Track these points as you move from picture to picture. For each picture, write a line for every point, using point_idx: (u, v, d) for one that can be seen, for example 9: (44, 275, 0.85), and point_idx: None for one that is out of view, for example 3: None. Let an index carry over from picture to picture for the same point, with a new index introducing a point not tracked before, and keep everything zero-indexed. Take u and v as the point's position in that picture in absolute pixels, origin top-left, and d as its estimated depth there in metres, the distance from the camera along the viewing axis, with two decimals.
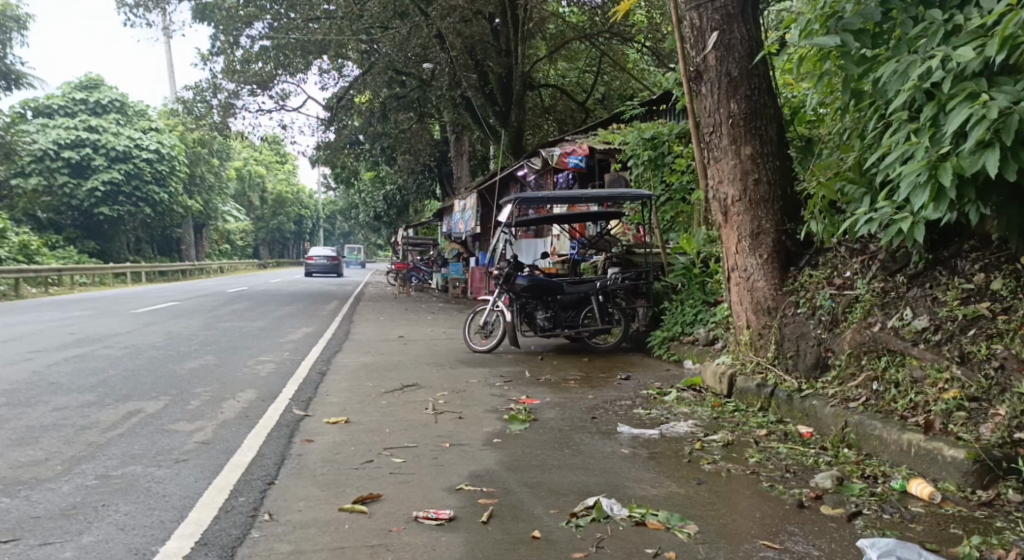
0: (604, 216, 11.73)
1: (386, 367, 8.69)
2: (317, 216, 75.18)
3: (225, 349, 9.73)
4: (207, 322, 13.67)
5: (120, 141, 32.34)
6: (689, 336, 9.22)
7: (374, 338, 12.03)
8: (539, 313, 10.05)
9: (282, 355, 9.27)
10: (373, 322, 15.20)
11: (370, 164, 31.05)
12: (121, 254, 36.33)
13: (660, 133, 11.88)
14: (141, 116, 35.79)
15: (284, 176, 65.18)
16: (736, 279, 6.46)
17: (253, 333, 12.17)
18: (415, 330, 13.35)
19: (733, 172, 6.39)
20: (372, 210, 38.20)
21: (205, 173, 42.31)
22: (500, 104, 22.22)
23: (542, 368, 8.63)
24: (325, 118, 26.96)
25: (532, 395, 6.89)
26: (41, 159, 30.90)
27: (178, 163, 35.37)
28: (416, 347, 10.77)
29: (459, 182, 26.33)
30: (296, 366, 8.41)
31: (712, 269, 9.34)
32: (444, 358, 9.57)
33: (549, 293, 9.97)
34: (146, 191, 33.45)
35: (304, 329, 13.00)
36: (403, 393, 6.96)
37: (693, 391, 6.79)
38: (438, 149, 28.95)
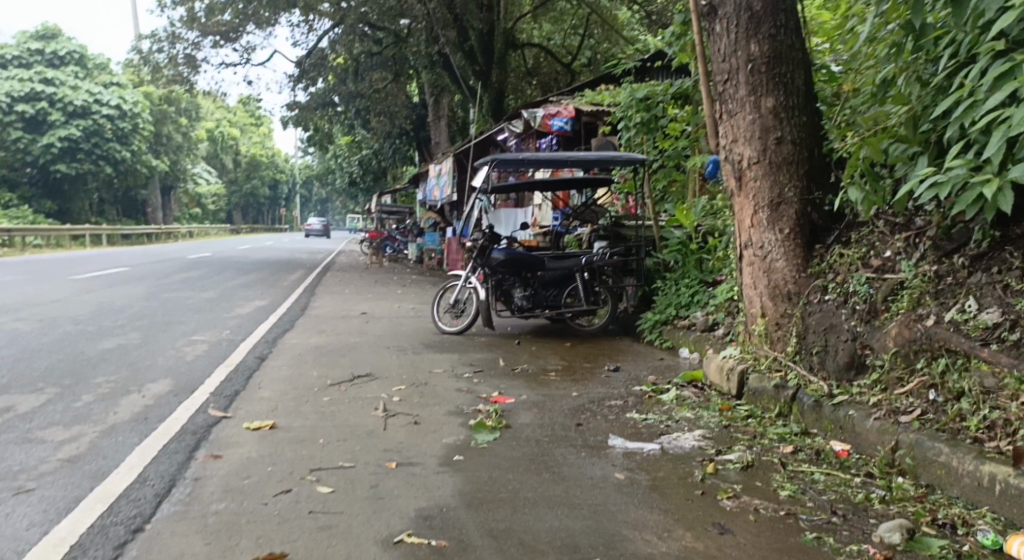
0: (591, 184, 10.66)
1: (337, 350, 7.66)
2: (293, 181, 73.40)
3: (155, 325, 8.64)
4: (150, 292, 12.49)
5: (79, 95, 30.60)
6: (684, 320, 8.20)
7: (333, 314, 10.98)
8: (516, 291, 9.03)
9: (219, 334, 8.20)
10: (336, 294, 14.13)
11: (345, 127, 29.66)
12: (82, 215, 34.77)
13: (654, 93, 10.78)
14: (102, 70, 34.01)
15: (260, 139, 63.30)
16: (750, 258, 5.41)
17: (198, 305, 11.07)
18: (380, 305, 12.30)
19: (750, 128, 5.32)
20: (347, 176, 36.87)
21: (173, 133, 40.54)
22: (481, 65, 20.99)
23: (517, 354, 7.62)
24: (295, 76, 25.53)
25: (505, 391, 5.87)
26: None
27: (142, 121, 33.70)
28: (377, 326, 9.73)
29: (437, 148, 25.12)
30: (232, 348, 7.36)
31: (712, 245, 8.33)
32: (407, 340, 8.54)
33: (529, 268, 8.94)
34: (107, 149, 31.79)
35: (257, 302, 11.88)
36: (351, 386, 5.92)
37: (695, 389, 5.79)
38: (415, 112, 27.62)
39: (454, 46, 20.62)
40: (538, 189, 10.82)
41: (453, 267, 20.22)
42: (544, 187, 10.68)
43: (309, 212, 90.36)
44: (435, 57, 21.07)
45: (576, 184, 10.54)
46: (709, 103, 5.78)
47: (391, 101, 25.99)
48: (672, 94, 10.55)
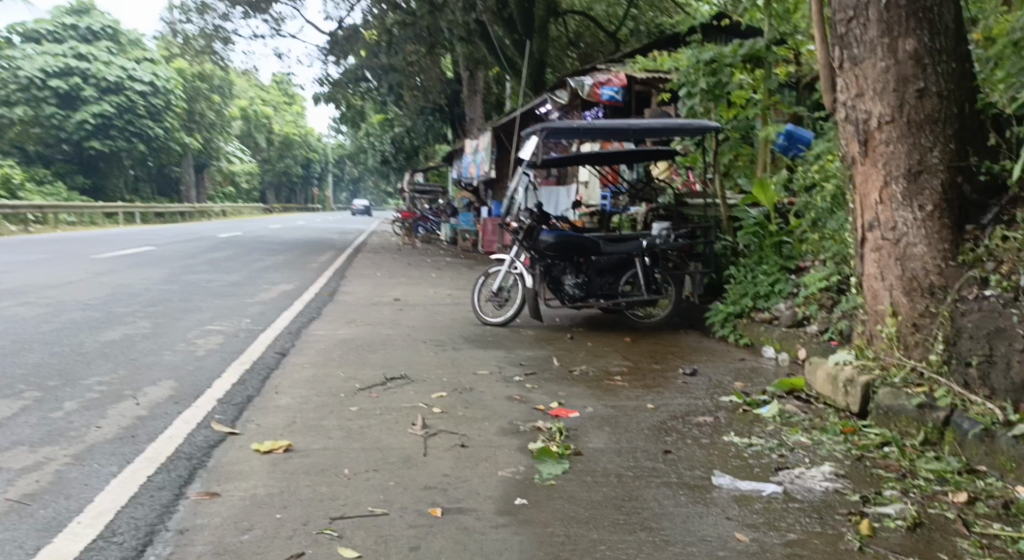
0: (651, 156, 9.52)
1: (369, 344, 6.76)
2: (326, 161, 72.99)
3: (169, 312, 7.82)
4: (172, 273, 11.69)
5: (111, 71, 30.04)
6: (763, 313, 7.17)
7: (364, 300, 10.09)
8: (568, 278, 8.06)
9: (237, 323, 7.34)
10: (368, 278, 13.25)
11: (378, 104, 28.75)
12: (116, 192, 34.41)
13: (721, 54, 9.61)
14: (136, 46, 33.49)
15: (293, 118, 62.80)
16: (877, 241, 4.38)
17: (220, 288, 10.26)
18: (414, 290, 11.39)
19: (882, 78, 4.29)
20: (379, 155, 36.03)
21: (206, 111, 39.96)
22: (520, 35, 19.90)
23: (572, 350, 6.64)
24: (327, 49, 24.65)
25: (568, 401, 4.90)
26: (27, 87, 28.73)
27: (174, 97, 33.09)
28: (411, 315, 8.82)
29: (472, 125, 24.11)
30: (250, 341, 6.47)
31: (794, 226, 7.31)
32: (446, 332, 7.62)
33: (582, 252, 7.97)
34: (140, 126, 31.27)
35: (283, 286, 11.04)
36: (385, 393, 4.99)
37: (798, 400, 4.79)
38: (449, 88, 26.62)
39: (493, 14, 19.53)
40: (589, 163, 9.72)
41: (489, 249, 19.39)
42: (592, 161, 9.63)
43: (341, 192, 89.96)
44: (473, 26, 20.01)
45: (628, 158, 9.46)
46: (824, 51, 4.75)
47: (425, 75, 25.00)
48: (741, 57, 9.41)
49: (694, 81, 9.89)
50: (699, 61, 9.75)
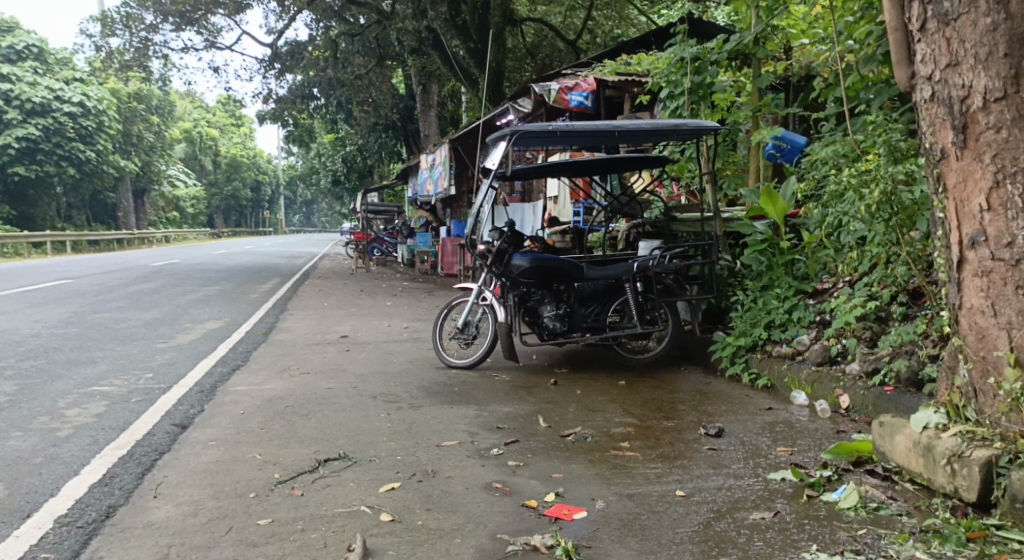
0: (637, 165, 8.35)
1: (301, 405, 5.45)
2: (277, 182, 70.78)
3: (54, 371, 6.44)
4: (80, 314, 10.16)
5: (37, 92, 27.98)
6: (779, 345, 6.02)
7: (304, 340, 8.74)
8: (546, 309, 6.93)
9: (135, 382, 6.00)
10: (312, 309, 11.87)
11: (328, 121, 27.25)
12: (46, 221, 32.23)
13: (705, 51, 8.58)
14: (65, 65, 31.38)
15: (240, 139, 60.59)
16: (986, 262, 3.23)
17: (133, 331, 8.84)
18: (363, 324, 10.04)
19: (986, 41, 3.18)
20: (330, 174, 34.45)
21: (145, 132, 37.88)
22: (475, 42, 18.71)
23: (558, 403, 5.39)
24: (267, 62, 23.18)
25: (566, 490, 3.65)
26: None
27: (108, 119, 31.12)
28: (358, 357, 7.50)
29: (427, 141, 22.81)
30: (142, 408, 5.16)
31: (809, 240, 6.29)
32: (400, 381, 6.33)
33: (561, 278, 6.89)
34: (70, 149, 29.19)
35: (212, 324, 9.63)
36: (316, 490, 3.72)
37: (876, 478, 3.62)
38: (402, 103, 25.31)
39: (445, 21, 18.31)
40: (564, 174, 8.49)
41: (449, 271, 18.26)
42: (561, 173, 8.41)
43: (295, 215, 87.53)
44: (423, 32, 18.75)
45: (601, 171, 8.30)
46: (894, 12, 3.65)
47: (374, 89, 23.64)
48: (728, 52, 8.39)
49: (675, 81, 8.82)
50: (679, 57, 8.69)
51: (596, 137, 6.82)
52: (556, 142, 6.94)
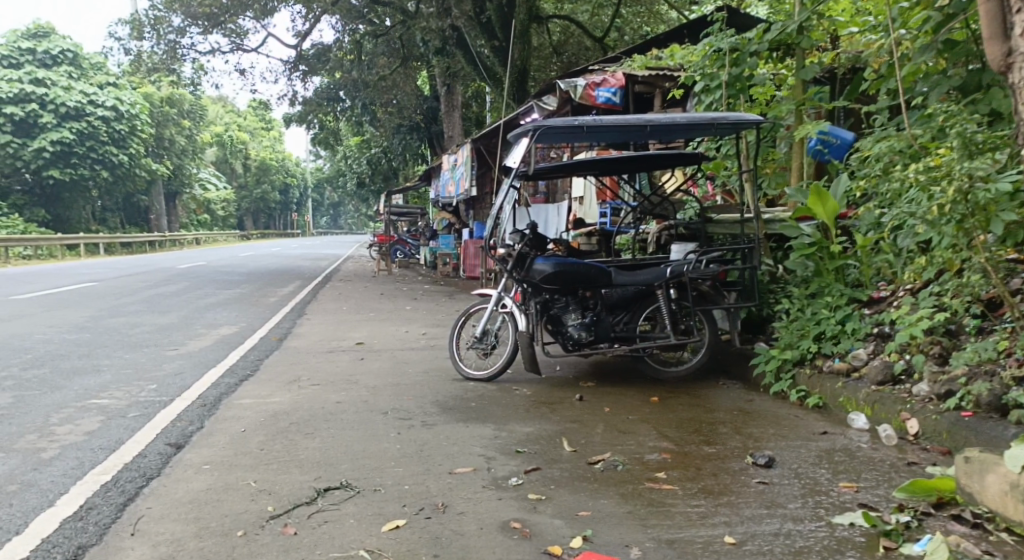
0: (671, 163, 7.76)
1: (306, 422, 4.99)
2: (306, 185, 71.01)
3: (54, 381, 6.08)
4: (95, 319, 9.85)
5: (71, 96, 28.01)
6: (831, 360, 5.44)
7: (318, 347, 8.32)
8: (571, 317, 6.41)
9: (135, 395, 5.61)
10: (331, 313, 11.48)
11: (354, 123, 26.96)
12: (80, 224, 32.35)
13: (744, 41, 7.93)
14: (98, 70, 31.43)
15: (270, 142, 60.82)
16: None
17: (143, 337, 8.49)
18: (381, 330, 9.60)
19: None
20: (356, 177, 34.22)
21: (176, 136, 37.98)
22: (501, 40, 18.25)
23: (585, 423, 4.86)
24: (294, 64, 22.93)
25: (596, 533, 3.13)
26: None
27: (140, 122, 31.17)
28: (373, 367, 7.06)
29: (451, 143, 22.41)
30: (136, 425, 4.76)
31: (863, 245, 5.69)
32: (415, 394, 5.86)
33: (588, 284, 6.38)
34: (103, 152, 29.23)
35: (225, 330, 9.25)
36: (310, 528, 3.25)
37: (966, 526, 3.06)
38: (427, 104, 24.93)
39: (469, 19, 17.87)
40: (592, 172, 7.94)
41: (472, 274, 17.80)
42: (588, 171, 7.87)
43: (324, 218, 87.82)
44: (448, 31, 18.32)
45: (630, 169, 7.77)
46: None
47: (399, 90, 23.28)
48: (769, 42, 7.73)
49: (712, 73, 8.26)
50: (716, 47, 8.13)
51: (624, 133, 6.30)
52: (582, 138, 6.42)
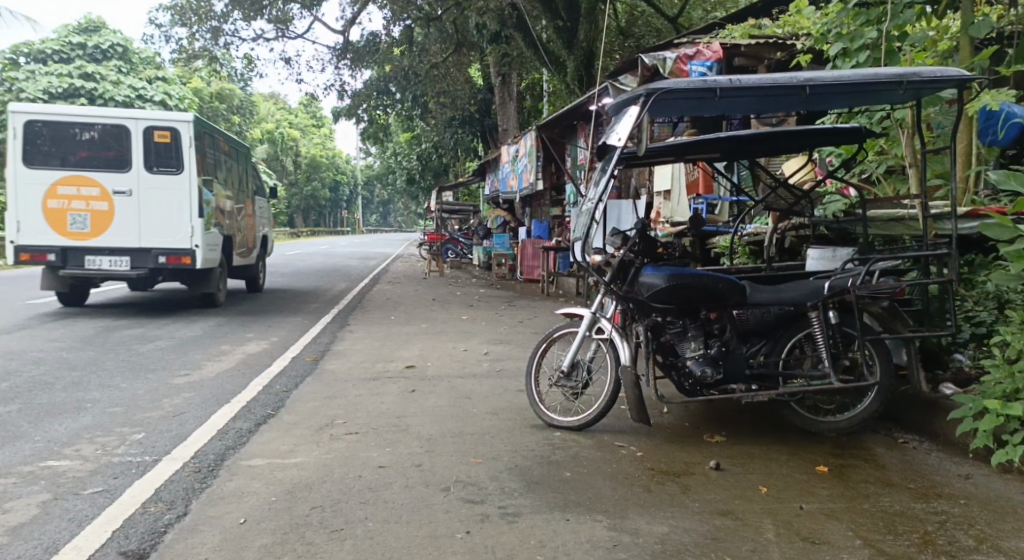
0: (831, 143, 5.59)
1: (333, 507, 3.52)
2: (353, 182, 70.18)
3: (19, 428, 4.72)
4: (106, 331, 8.56)
5: (120, 91, 27.03)
6: None
7: (359, 373, 6.85)
8: (689, 346, 4.83)
9: (111, 454, 4.24)
10: (375, 324, 10.05)
11: (403, 115, 25.58)
12: None
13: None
14: (148, 64, 30.30)
15: (320, 140, 60.04)
16: None
17: (155, 356, 7.16)
18: (432, 348, 8.12)
19: None
20: (405, 173, 32.91)
21: (226, 133, 37.03)
22: (565, 20, 16.67)
23: (746, 521, 3.33)
24: (340, 52, 21.64)
25: None
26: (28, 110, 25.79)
27: (189, 118, 30.10)
28: (427, 407, 5.55)
29: (505, 136, 20.94)
30: (89, 516, 3.38)
31: None
32: (481, 453, 4.35)
33: (712, 302, 4.82)
34: None
35: (252, 347, 7.87)
36: None
37: None
38: (480, 95, 23.48)
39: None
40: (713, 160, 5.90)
41: (529, 276, 16.31)
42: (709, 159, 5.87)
43: (372, 216, 87.01)
44: (506, 11, 16.82)
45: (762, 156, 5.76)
46: None
47: (451, 79, 21.84)
48: None
49: (853, 33, 6.58)
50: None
51: (766, 102, 4.68)
52: (708, 110, 4.79)
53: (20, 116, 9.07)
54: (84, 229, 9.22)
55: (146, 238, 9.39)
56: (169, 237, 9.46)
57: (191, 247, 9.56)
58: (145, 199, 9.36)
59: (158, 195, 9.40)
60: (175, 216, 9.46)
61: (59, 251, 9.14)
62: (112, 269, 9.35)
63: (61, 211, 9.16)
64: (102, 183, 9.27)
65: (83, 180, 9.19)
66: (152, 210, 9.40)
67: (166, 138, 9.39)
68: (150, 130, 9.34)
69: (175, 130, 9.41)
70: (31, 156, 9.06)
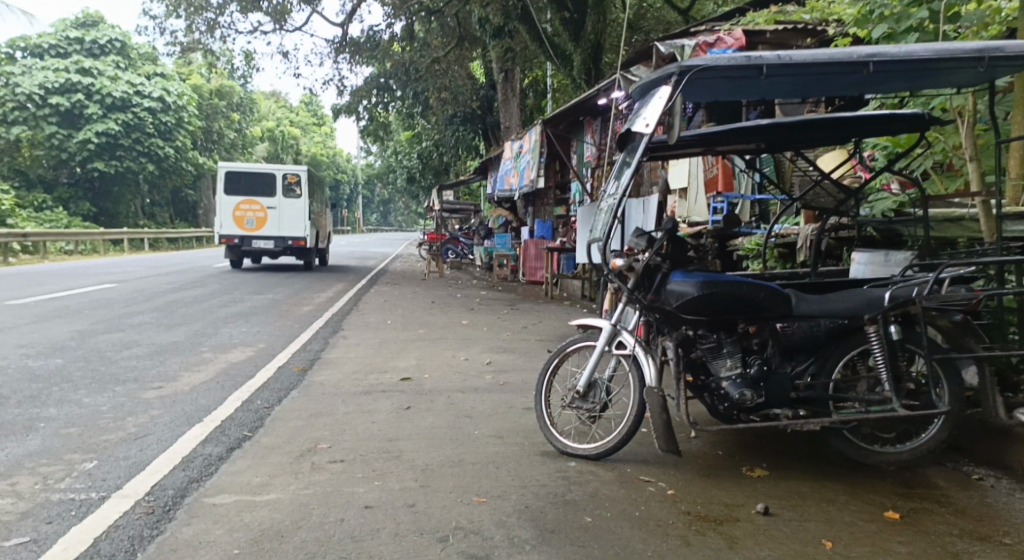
0: (886, 132, 4.98)
1: None
2: (354, 181, 69.52)
3: None
4: (80, 335, 7.94)
5: (117, 86, 26.37)
6: None
7: (349, 385, 6.23)
8: (725, 363, 4.19)
9: (51, 490, 3.66)
10: (370, 328, 9.44)
11: (405, 113, 24.94)
12: (127, 218, 30.80)
13: None
14: (147, 60, 29.65)
15: (321, 138, 59.43)
16: None
17: (127, 365, 6.56)
18: (430, 356, 7.50)
19: None
20: (406, 172, 32.25)
21: (226, 130, 36.38)
22: (571, 12, 15.86)
23: None
24: (339, 47, 21.00)
25: None
26: (24, 105, 25.19)
27: (187, 115, 29.17)
28: (424, 428, 4.93)
29: (507, 134, 20.31)
30: None
31: None
32: (485, 489, 3.74)
33: (752, 313, 4.17)
34: (149, 145, 27.50)
35: (236, 355, 7.26)
36: None
37: None
38: (482, 92, 22.84)
39: None
40: (750, 152, 5.28)
41: (531, 278, 15.67)
42: (745, 150, 5.24)
43: (373, 215, 86.32)
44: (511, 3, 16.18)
45: (804, 147, 5.13)
46: None
47: (454, 75, 21.20)
48: None
49: (899, 13, 5.92)
50: None
51: (817, 81, 4.04)
52: (749, 89, 4.14)
53: (223, 169, 16.92)
54: (252, 226, 16.89)
55: (284, 231, 17.11)
56: (296, 230, 17.18)
57: (303, 234, 17.08)
58: (282, 210, 17.07)
59: (293, 208, 17.31)
60: (297, 218, 17.07)
61: (240, 238, 16.88)
62: (265, 248, 17.05)
63: (242, 218, 16.95)
64: (261, 202, 17.04)
65: (252, 201, 16.96)
66: (287, 215, 17.09)
67: (293, 179, 17.15)
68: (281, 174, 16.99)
69: (298, 175, 17.20)
70: (227, 189, 16.87)
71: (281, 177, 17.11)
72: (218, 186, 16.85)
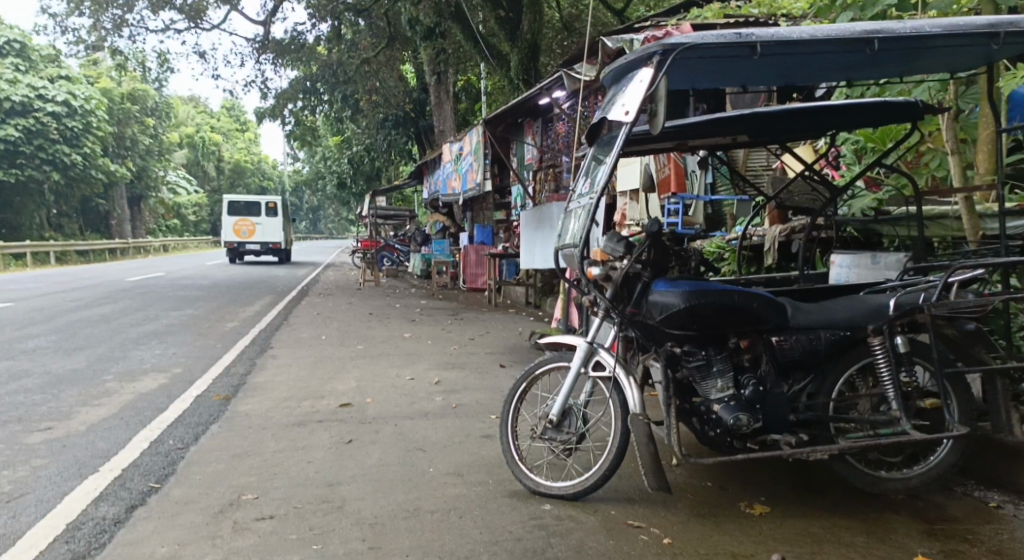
0: (878, 123, 4.57)
1: None
2: (282, 188, 67.50)
3: None
4: None
5: (17, 90, 24.52)
6: None
7: (280, 415, 5.50)
8: (716, 383, 3.68)
9: None
10: (302, 346, 8.65)
11: (332, 117, 23.93)
12: (32, 230, 28.76)
13: None
14: (50, 62, 27.72)
15: (245, 144, 57.38)
16: None
17: (12, 402, 5.66)
18: (371, 377, 6.81)
19: None
20: (335, 178, 31.14)
21: (140, 136, 34.47)
22: (506, 10, 15.20)
23: None
24: (260, 46, 19.96)
25: None
26: None
27: (96, 120, 27.52)
28: (369, 467, 4.27)
29: (442, 137, 19.66)
30: None
31: None
32: (445, 552, 3.13)
33: (744, 325, 3.67)
34: (54, 152, 25.68)
35: (145, 383, 6.41)
36: None
37: None
38: (413, 95, 22.06)
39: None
40: (734, 148, 4.83)
41: (472, 285, 15.07)
42: (728, 145, 4.79)
43: (301, 223, 84.08)
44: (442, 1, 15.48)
45: (791, 140, 4.70)
46: None
47: (383, 77, 20.36)
48: None
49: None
50: None
51: (812, 61, 3.61)
52: (738, 69, 3.67)
53: (226, 199, 26.56)
54: (246, 236, 26.18)
55: (268, 238, 26.54)
56: (276, 237, 26.61)
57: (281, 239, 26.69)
58: (265, 224, 26.15)
59: (272, 224, 26.82)
60: (274, 230, 26.36)
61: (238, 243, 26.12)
62: (258, 249, 26.44)
63: (238, 230, 26.05)
64: (252, 221, 26.34)
65: (245, 220, 26.08)
66: (271, 228, 26.84)
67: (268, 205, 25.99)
68: (266, 203, 26.48)
69: (274, 203, 26.30)
70: (231, 212, 26.41)
71: (266, 204, 26.27)
72: (222, 210, 26.17)
